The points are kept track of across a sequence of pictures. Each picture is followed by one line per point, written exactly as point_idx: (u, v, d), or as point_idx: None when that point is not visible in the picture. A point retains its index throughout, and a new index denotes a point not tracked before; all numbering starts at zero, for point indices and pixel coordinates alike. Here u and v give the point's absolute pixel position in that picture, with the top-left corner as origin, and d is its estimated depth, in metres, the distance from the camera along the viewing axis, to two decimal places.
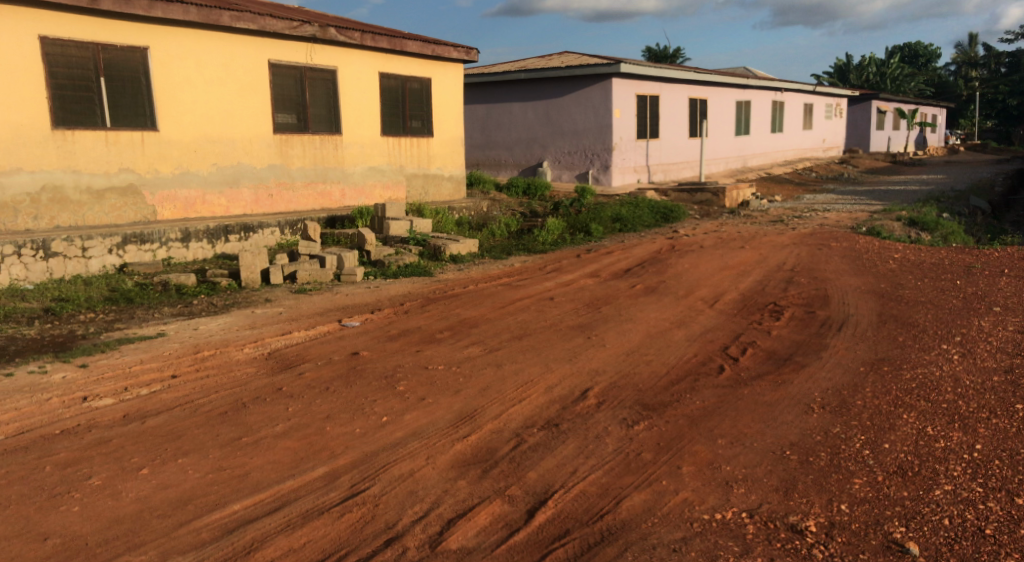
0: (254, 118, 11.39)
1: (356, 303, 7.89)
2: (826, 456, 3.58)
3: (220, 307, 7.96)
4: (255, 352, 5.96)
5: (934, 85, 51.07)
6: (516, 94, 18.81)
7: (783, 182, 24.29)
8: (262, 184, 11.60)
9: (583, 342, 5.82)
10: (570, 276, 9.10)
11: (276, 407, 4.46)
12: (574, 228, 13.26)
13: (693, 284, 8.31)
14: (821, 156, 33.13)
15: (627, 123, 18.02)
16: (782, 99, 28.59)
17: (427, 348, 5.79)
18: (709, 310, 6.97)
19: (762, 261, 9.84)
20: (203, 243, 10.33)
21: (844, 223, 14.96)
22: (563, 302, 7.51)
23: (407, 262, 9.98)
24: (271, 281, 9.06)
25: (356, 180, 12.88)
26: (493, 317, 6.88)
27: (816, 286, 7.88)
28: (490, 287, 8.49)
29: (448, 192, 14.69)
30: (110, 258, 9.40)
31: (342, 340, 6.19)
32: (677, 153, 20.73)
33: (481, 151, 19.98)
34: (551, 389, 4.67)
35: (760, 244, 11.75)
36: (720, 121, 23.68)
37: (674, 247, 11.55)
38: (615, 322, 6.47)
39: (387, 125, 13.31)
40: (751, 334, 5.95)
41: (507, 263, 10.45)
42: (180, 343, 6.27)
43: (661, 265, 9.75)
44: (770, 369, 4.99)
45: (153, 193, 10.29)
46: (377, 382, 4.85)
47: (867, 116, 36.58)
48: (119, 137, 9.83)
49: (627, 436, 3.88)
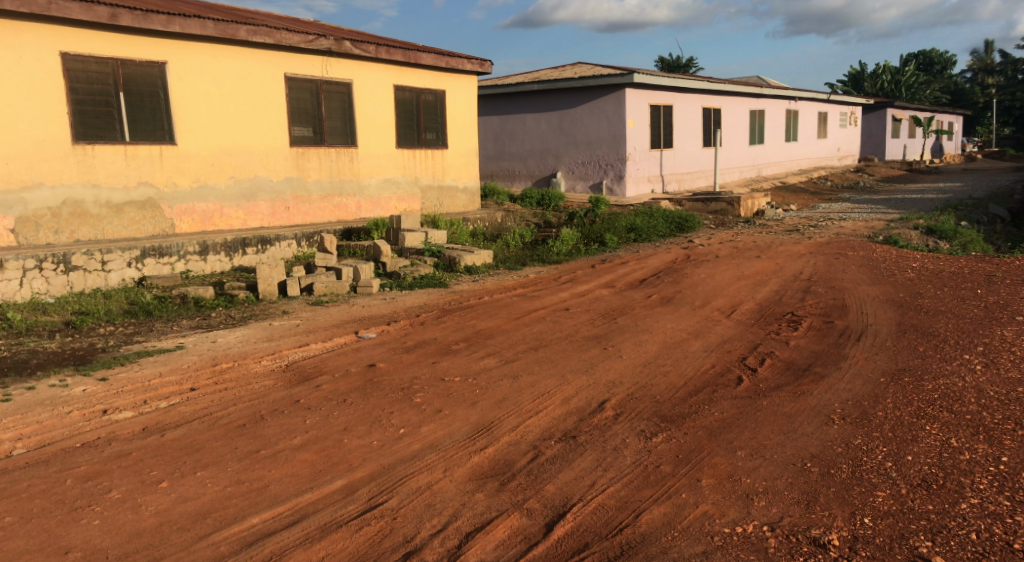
0: (271, 132, 11.50)
1: (372, 314, 7.92)
2: (848, 468, 3.53)
3: (237, 320, 8.02)
4: (273, 364, 6.00)
5: (951, 92, 50.69)
6: (530, 105, 18.88)
7: (798, 191, 24.16)
8: (279, 197, 11.69)
9: (600, 353, 5.80)
10: (585, 287, 9.09)
11: (294, 419, 4.47)
12: (589, 238, 13.25)
13: (709, 294, 8.27)
14: (837, 165, 32.93)
15: (641, 133, 18.01)
16: (796, 107, 28.49)
17: (444, 360, 5.79)
18: (726, 320, 6.92)
19: (779, 271, 9.78)
20: (220, 256, 10.42)
21: (861, 232, 14.85)
22: (578, 313, 7.49)
23: (423, 273, 10.01)
24: (288, 293, 9.12)
25: (371, 192, 12.96)
26: (509, 328, 6.88)
27: (834, 296, 7.81)
28: (505, 298, 8.49)
29: (462, 203, 14.74)
30: (130, 271, 9.50)
31: (359, 352, 6.21)
32: (692, 163, 20.69)
33: (495, 162, 20.06)
34: (569, 401, 4.66)
35: (777, 253, 11.67)
36: (734, 130, 23.63)
37: (690, 257, 11.50)
38: (631, 332, 6.45)
39: (402, 137, 13.39)
40: (769, 344, 5.90)
41: (522, 274, 10.45)
42: (198, 356, 6.32)
43: (677, 275, 9.72)
44: (789, 379, 4.94)
45: (172, 207, 10.41)
46: (394, 394, 4.86)
47: (883, 124, 36.35)
48: (138, 151, 9.96)
49: (646, 448, 3.85)
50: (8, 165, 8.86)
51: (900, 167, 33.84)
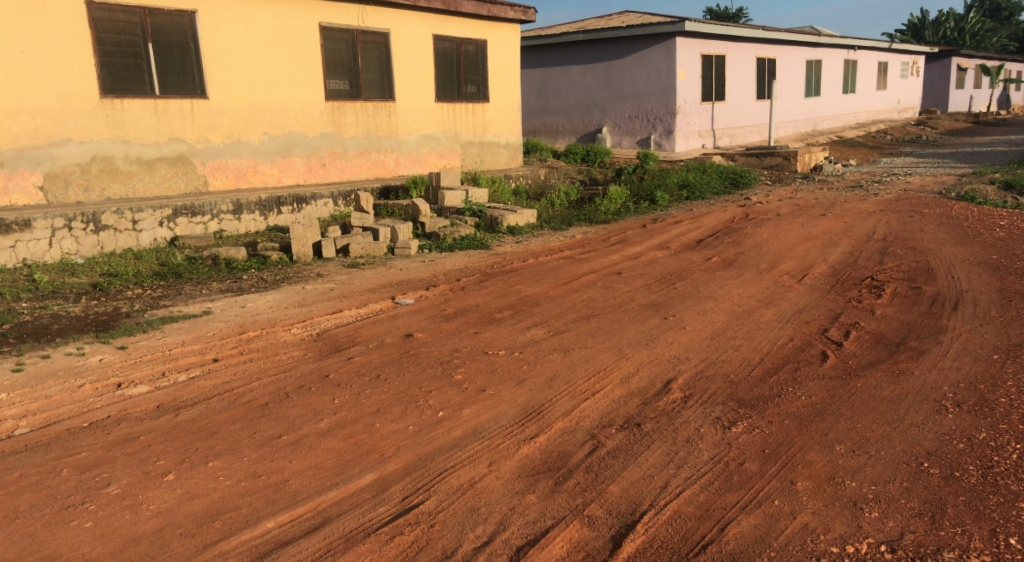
0: (305, 85, 10.97)
1: (410, 278, 7.42)
2: (976, 471, 2.90)
3: (269, 283, 7.62)
4: (302, 333, 5.55)
5: (1019, 39, 47.58)
6: (574, 57, 17.99)
7: (857, 145, 22.86)
8: (315, 154, 11.22)
9: (660, 324, 5.21)
10: (637, 248, 8.44)
11: (322, 398, 4.02)
12: (638, 196, 12.52)
13: (774, 256, 7.55)
14: (897, 118, 31.15)
15: (692, 84, 17.01)
16: (855, 57, 26.86)
17: (487, 330, 5.27)
18: (798, 285, 6.24)
19: (849, 230, 8.96)
20: (255, 215, 10.03)
21: (931, 187, 13.79)
22: (632, 277, 6.88)
23: (463, 234, 9.48)
24: (323, 255, 8.68)
25: (410, 148, 12.39)
26: (557, 294, 6.32)
27: (917, 258, 7.02)
28: (551, 261, 7.91)
29: (504, 159, 14.08)
30: (162, 231, 9.18)
31: (394, 321, 5.73)
32: (745, 116, 19.59)
33: (538, 117, 19.28)
34: (629, 380, 4.10)
35: (842, 211, 10.80)
36: (789, 81, 22.33)
37: (748, 216, 10.74)
38: (693, 300, 5.82)
39: (442, 90, 12.75)
40: (853, 314, 5.22)
41: (568, 234, 9.84)
42: (224, 323, 5.92)
43: (737, 235, 9.00)
44: (883, 355, 4.28)
45: (204, 163, 10.01)
46: (433, 369, 4.36)
47: (947, 74, 34.23)
48: (168, 105, 9.55)
49: (724, 441, 3.28)
50: (34, 120, 8.52)
51: (966, 119, 31.88)
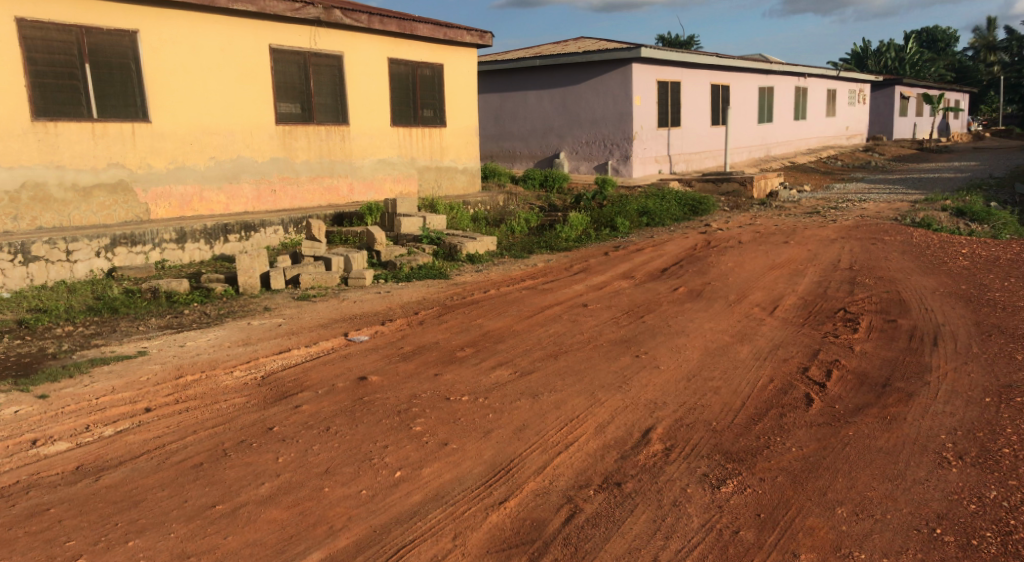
0: (255, 108, 10.52)
1: (364, 311, 7.01)
2: (993, 539, 2.66)
3: (213, 318, 7.11)
4: (246, 377, 5.09)
5: (956, 69, 49.58)
6: (532, 82, 17.86)
7: (809, 171, 23.23)
8: (264, 179, 10.74)
9: (632, 363, 4.91)
10: (601, 278, 8.18)
11: (265, 456, 3.59)
12: (598, 222, 12.32)
13: (742, 287, 7.36)
14: (845, 144, 31.89)
15: (649, 110, 17.02)
16: (805, 84, 27.45)
17: (448, 372, 4.90)
18: (770, 319, 6.03)
19: (813, 259, 8.87)
20: (200, 244, 9.50)
21: (887, 214, 13.93)
22: (599, 309, 6.59)
23: (421, 263, 9.10)
24: (272, 287, 8.20)
25: (364, 174, 11.99)
26: (521, 329, 5.98)
27: (885, 288, 6.91)
28: (513, 292, 7.59)
29: (462, 184, 13.77)
30: (98, 261, 8.60)
31: (348, 361, 5.31)
32: (701, 143, 19.71)
33: (495, 142, 19.05)
34: (605, 429, 3.77)
35: (804, 238, 10.75)
36: (742, 108, 22.63)
37: (710, 243, 10.61)
38: (664, 336, 5.55)
39: (398, 114, 12.41)
40: (831, 351, 5.00)
41: (529, 263, 9.54)
42: (160, 366, 5.41)
43: (702, 263, 8.82)
44: (871, 398, 4.04)
45: (146, 190, 9.46)
46: (391, 420, 3.97)
47: (890, 102, 35.32)
48: (107, 129, 8.99)
49: (715, 504, 2.99)
50: None
51: (909, 145, 32.86)
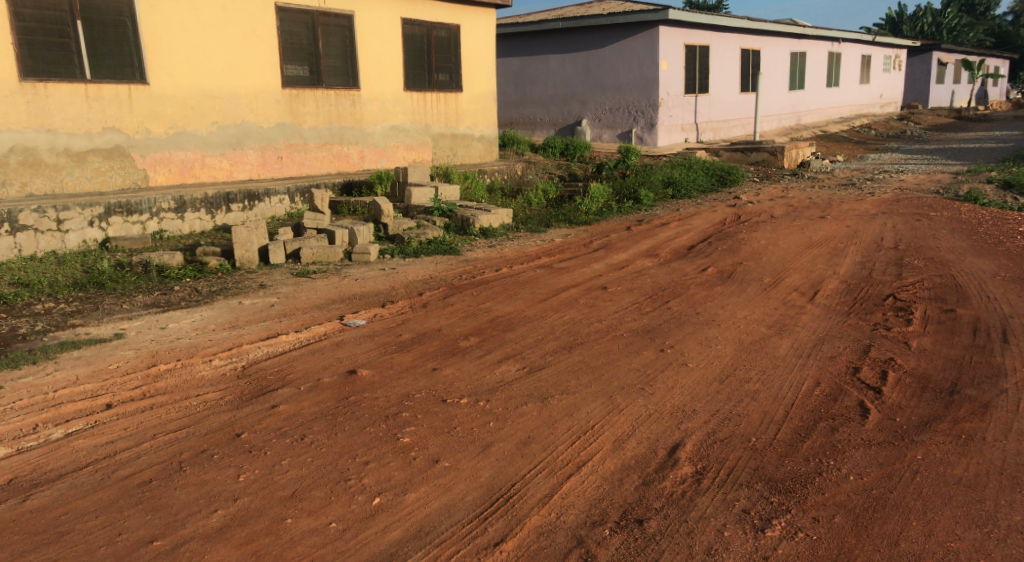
0: (260, 70, 9.93)
1: (365, 291, 6.47)
2: None
3: (203, 296, 6.62)
4: (225, 367, 4.58)
5: (997, 34, 47.45)
6: (553, 45, 17.04)
7: (842, 140, 22.24)
8: (270, 145, 10.19)
9: (655, 360, 4.32)
10: (622, 256, 7.57)
11: (226, 473, 3.08)
12: (621, 194, 11.65)
13: (777, 268, 6.72)
14: (879, 112, 30.61)
15: (675, 75, 16.17)
16: (840, 49, 26.22)
17: (448, 366, 4.35)
18: (811, 307, 5.40)
19: (853, 236, 8.17)
20: (200, 214, 9.01)
21: (928, 186, 13.09)
22: (619, 293, 5.99)
23: (430, 237, 8.55)
24: (270, 261, 7.69)
25: (375, 141, 11.39)
26: (533, 315, 5.41)
27: (939, 272, 6.22)
28: (526, 271, 7.01)
29: (479, 152, 13.09)
30: (92, 231, 8.14)
31: (339, 351, 4.78)
32: (729, 110, 18.81)
33: (515, 108, 18.28)
34: (623, 445, 3.20)
35: (842, 213, 10.02)
36: (773, 74, 21.60)
37: (740, 218, 9.93)
38: (693, 326, 4.95)
39: (411, 78, 11.75)
40: (885, 347, 4.38)
41: (545, 238, 8.94)
42: (134, 353, 4.92)
43: (732, 240, 8.17)
44: (939, 409, 3.43)
45: (144, 156, 8.94)
46: (376, 428, 3.44)
47: (928, 68, 33.81)
48: (101, 91, 8.46)
49: (758, 554, 2.43)
50: None
51: (947, 114, 31.46)
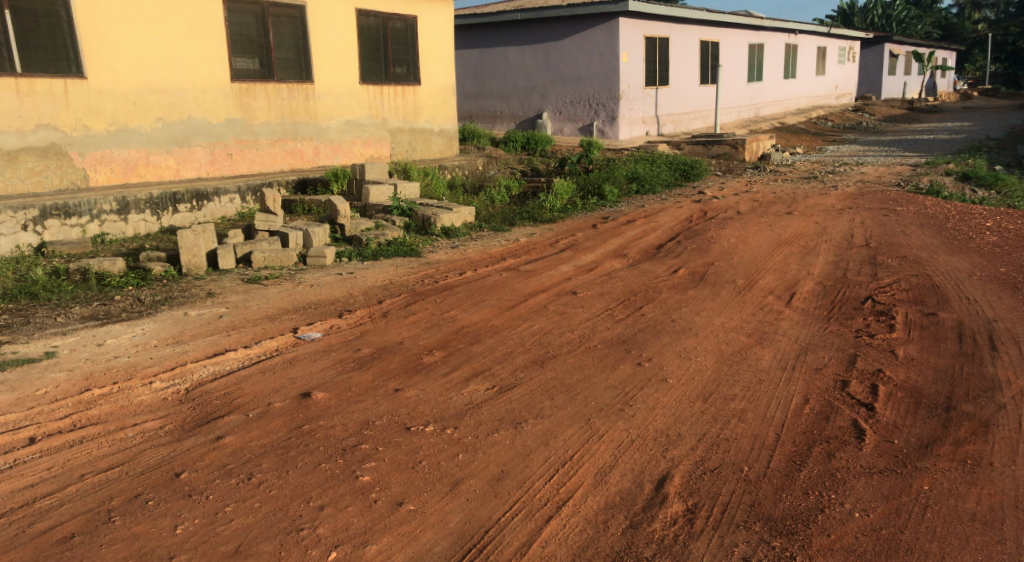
0: (206, 63, 9.40)
1: (321, 299, 6.09)
2: None
3: (146, 306, 6.09)
4: (167, 391, 4.14)
5: (943, 27, 48.49)
6: (513, 37, 16.69)
7: (800, 132, 22.39)
8: (219, 142, 9.67)
9: (633, 375, 4.06)
10: (590, 257, 7.32)
11: (161, 525, 2.71)
12: (585, 189, 11.41)
13: (750, 269, 6.54)
14: (834, 104, 30.97)
15: (636, 68, 16.00)
16: (795, 41, 26.40)
17: (412, 386, 4.02)
18: (789, 312, 5.21)
19: (822, 233, 8.06)
20: (145, 215, 8.47)
21: (888, 179, 13.16)
22: (591, 298, 5.72)
23: (390, 238, 8.18)
24: (219, 266, 7.22)
25: (331, 136, 10.93)
26: (501, 325, 5.11)
27: (913, 271, 6.11)
28: (492, 274, 6.69)
29: (439, 147, 12.70)
30: (26, 236, 7.56)
31: (291, 370, 4.40)
32: (689, 103, 18.74)
33: (474, 101, 17.88)
34: (607, 479, 2.95)
35: (808, 208, 9.93)
36: (732, 66, 21.61)
37: (706, 214, 9.78)
38: (669, 335, 4.71)
39: (367, 71, 11.30)
40: (870, 357, 4.21)
41: (510, 237, 8.65)
42: (65, 375, 4.38)
43: (701, 238, 7.98)
44: (936, 430, 3.26)
45: (83, 154, 8.36)
46: (333, 463, 3.11)
47: (880, 60, 34.33)
48: (34, 85, 7.86)
49: None
50: None
51: (899, 105, 31.99)
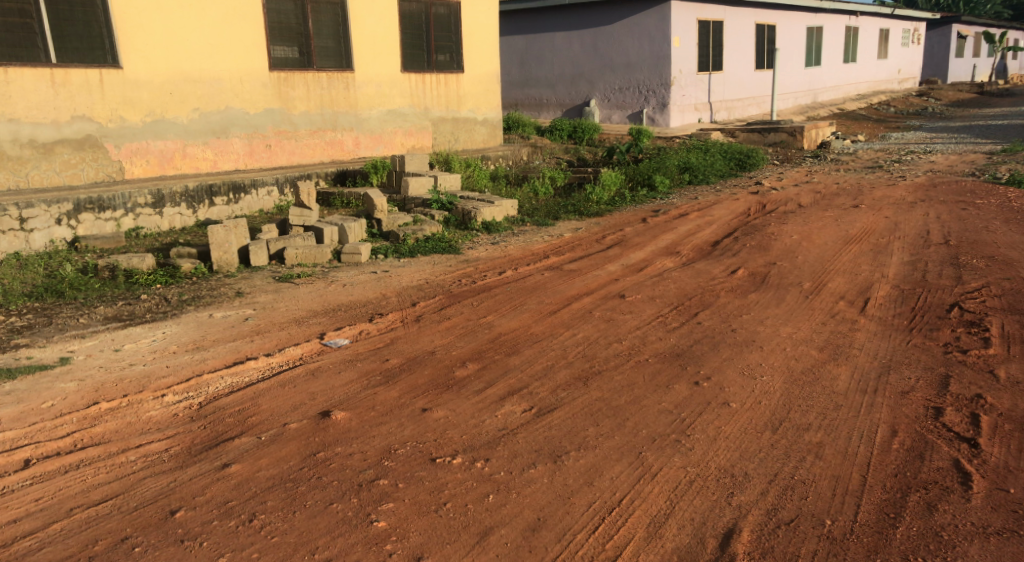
0: (244, 51, 9.15)
1: (352, 301, 5.73)
2: None
3: (173, 306, 5.81)
4: (178, 406, 3.84)
5: (1014, 6, 45.90)
6: (560, 22, 16.14)
7: (861, 119, 21.30)
8: (257, 133, 9.43)
9: (691, 398, 3.59)
10: (640, 255, 6.82)
11: None
12: (634, 180, 10.86)
13: (817, 270, 5.96)
14: (897, 88, 29.50)
15: (688, 53, 15.29)
16: (857, 23, 25.14)
17: (441, 405, 3.62)
18: (865, 322, 4.65)
19: (894, 229, 7.39)
20: (180, 208, 8.27)
21: (962, 168, 12.25)
22: (641, 302, 5.24)
23: (428, 234, 7.81)
24: (251, 264, 6.93)
25: (371, 126, 10.60)
26: (542, 333, 4.68)
27: (1004, 274, 5.47)
28: (534, 274, 6.26)
29: (482, 137, 12.26)
30: (59, 230, 7.40)
31: (313, 383, 4.05)
32: (744, 89, 17.91)
33: (521, 89, 17.40)
34: (661, 533, 2.51)
35: (876, 201, 9.22)
36: (789, 50, 20.64)
37: (765, 207, 9.15)
38: (731, 349, 4.21)
39: (409, 59, 10.93)
40: (968, 378, 3.65)
41: (554, 232, 8.19)
42: (75, 386, 4.10)
43: (761, 234, 7.40)
44: None
45: (118, 146, 8.18)
46: (346, 503, 2.73)
47: (947, 42, 32.58)
48: (69, 76, 7.68)
49: None
50: None
51: (967, 89, 30.28)
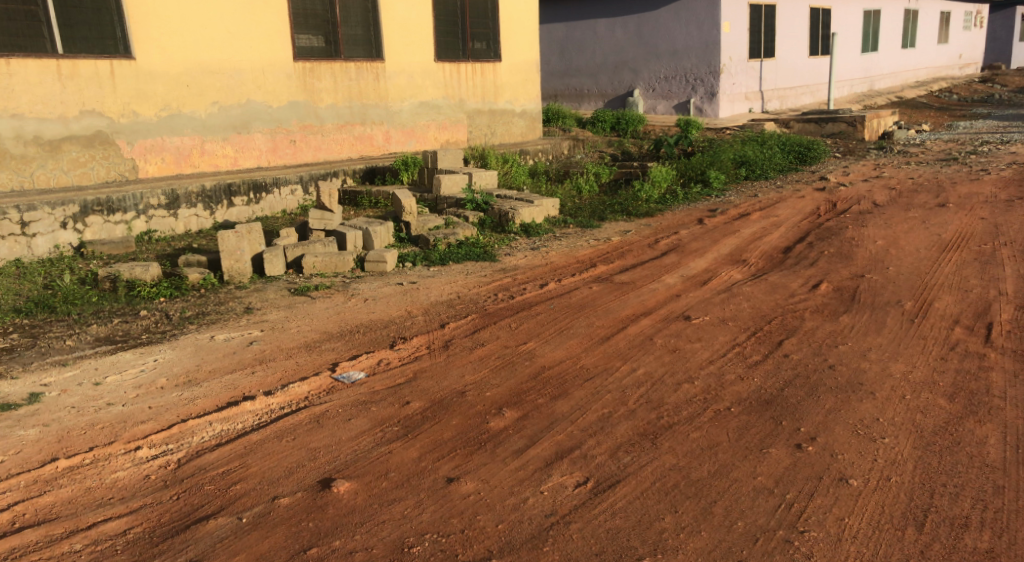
0: (267, 40, 8.49)
1: (372, 320, 4.99)
2: None
3: (175, 323, 5.11)
4: (151, 464, 3.10)
5: None
6: (602, 9, 15.24)
7: (923, 107, 19.92)
8: (280, 127, 8.76)
9: (796, 470, 2.76)
10: (702, 264, 5.95)
11: None
12: (686, 175, 9.94)
13: (916, 285, 5.05)
14: (959, 75, 27.76)
15: (739, 38, 14.24)
16: (916, 6, 23.59)
17: (471, 474, 2.85)
18: (996, 357, 3.76)
19: (996, 233, 6.40)
20: (197, 209, 7.63)
21: None
22: (713, 328, 4.39)
23: (460, 238, 7.05)
24: (266, 273, 6.24)
25: (403, 120, 9.87)
26: (595, 368, 3.87)
27: None
28: (580, 288, 5.44)
29: (520, 130, 11.45)
30: (65, 234, 6.77)
31: (317, 434, 3.29)
32: (798, 76, 16.76)
33: (560, 79, 16.52)
34: None
35: (964, 199, 8.18)
36: (846, 35, 19.37)
37: (836, 205, 8.18)
38: (835, 396, 3.35)
39: (443, 47, 10.16)
40: None
41: (601, 236, 7.36)
42: (36, 435, 3.39)
43: (840, 239, 6.46)
44: None
45: (131, 143, 7.55)
46: None
47: (1011, 25, 30.57)
48: (77, 68, 7.05)
49: None
50: None
51: None
